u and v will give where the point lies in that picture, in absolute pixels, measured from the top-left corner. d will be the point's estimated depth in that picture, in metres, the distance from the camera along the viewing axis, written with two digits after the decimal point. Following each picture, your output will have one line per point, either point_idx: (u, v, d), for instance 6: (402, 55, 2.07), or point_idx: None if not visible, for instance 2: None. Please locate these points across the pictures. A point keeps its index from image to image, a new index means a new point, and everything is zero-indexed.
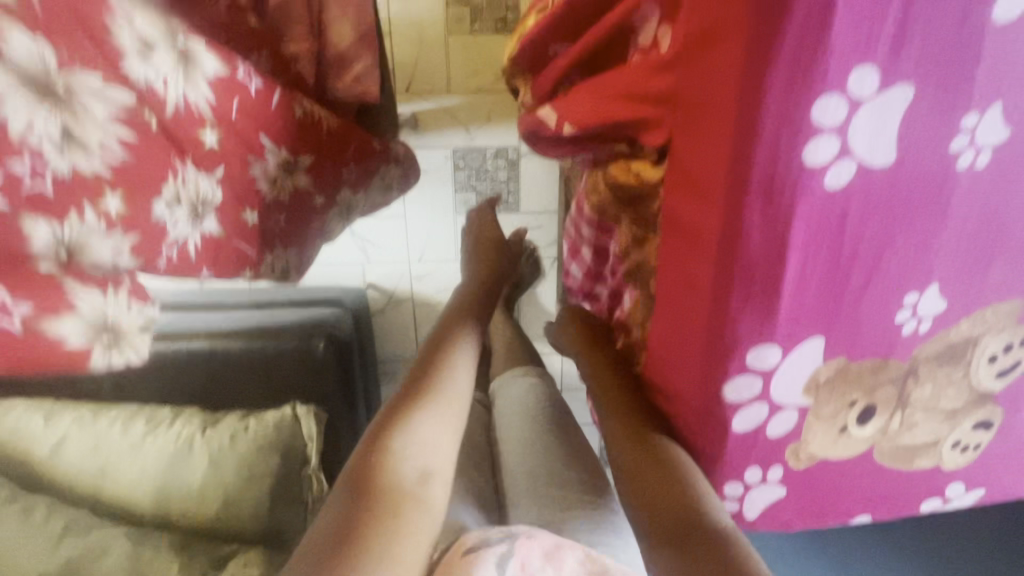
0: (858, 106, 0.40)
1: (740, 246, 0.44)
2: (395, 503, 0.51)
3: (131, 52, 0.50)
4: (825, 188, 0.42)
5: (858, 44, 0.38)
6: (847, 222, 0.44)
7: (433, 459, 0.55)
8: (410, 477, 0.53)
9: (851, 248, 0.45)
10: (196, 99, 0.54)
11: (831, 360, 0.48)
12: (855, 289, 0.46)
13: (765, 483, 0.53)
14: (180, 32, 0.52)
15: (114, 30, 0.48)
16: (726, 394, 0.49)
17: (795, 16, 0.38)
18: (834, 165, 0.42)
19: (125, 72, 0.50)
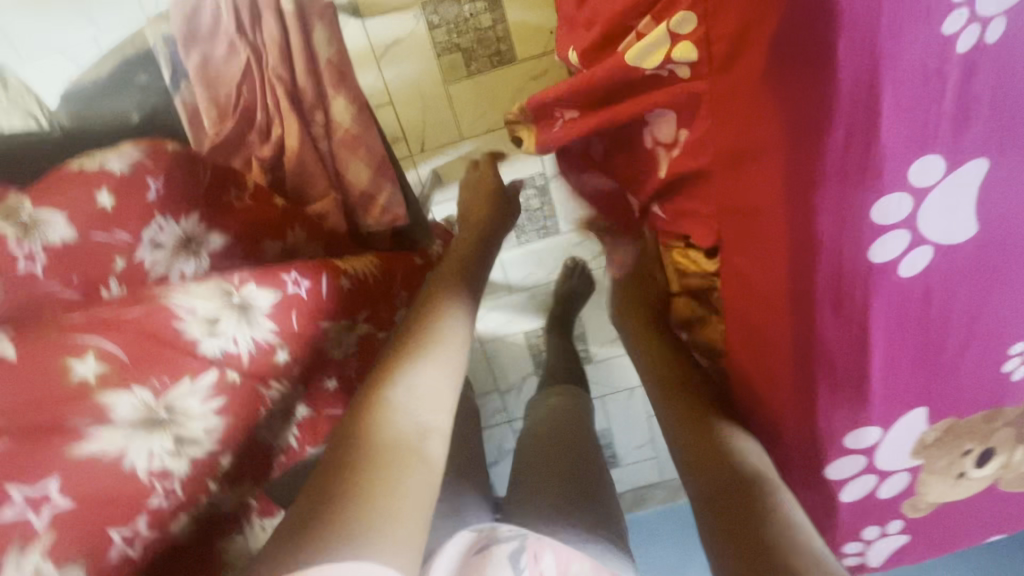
0: (924, 196, 0.37)
1: (816, 350, 0.42)
2: (385, 463, 0.37)
3: (200, 334, 0.42)
4: (899, 278, 0.40)
5: (913, 143, 0.35)
6: (932, 299, 0.41)
7: (435, 373, 0.43)
8: (409, 429, 0.39)
9: (941, 321, 0.42)
10: (264, 338, 0.46)
11: (936, 422, 0.47)
12: (954, 355, 0.44)
13: (886, 535, 0.53)
14: (233, 285, 0.45)
15: (181, 324, 0.41)
16: (831, 475, 0.48)
17: (836, 134, 0.34)
18: (906, 256, 0.39)
19: (201, 354, 0.42)
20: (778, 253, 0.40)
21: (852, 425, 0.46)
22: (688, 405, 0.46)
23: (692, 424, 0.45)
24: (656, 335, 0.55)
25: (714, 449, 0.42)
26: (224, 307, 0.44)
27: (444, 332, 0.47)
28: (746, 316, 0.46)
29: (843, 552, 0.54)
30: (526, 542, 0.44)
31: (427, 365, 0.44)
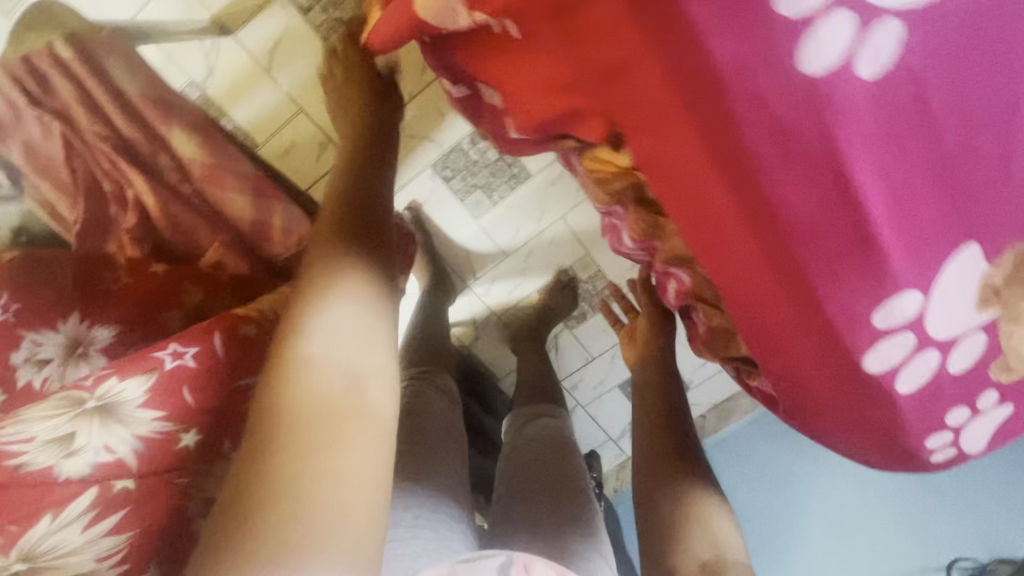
0: None
1: (783, 220, 0.30)
2: (306, 433, 0.32)
3: (54, 457, 0.39)
4: (865, 81, 0.27)
5: None
6: (933, 92, 0.28)
7: (349, 321, 0.37)
8: (333, 386, 0.34)
9: (962, 116, 0.28)
10: (141, 435, 0.41)
11: (1003, 256, 0.33)
12: (999, 157, 0.30)
13: (980, 415, 0.40)
14: (84, 394, 0.41)
15: (21, 457, 0.39)
16: (871, 367, 0.36)
17: None
18: (859, 48, 0.26)
19: (62, 477, 0.39)
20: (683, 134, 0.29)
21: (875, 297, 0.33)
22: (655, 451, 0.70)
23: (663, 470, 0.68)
24: (654, 422, 0.72)
25: (671, 502, 0.65)
26: (77, 417, 0.41)
27: (351, 272, 0.40)
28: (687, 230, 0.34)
29: (925, 449, 0.41)
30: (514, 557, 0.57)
31: (340, 313, 0.37)
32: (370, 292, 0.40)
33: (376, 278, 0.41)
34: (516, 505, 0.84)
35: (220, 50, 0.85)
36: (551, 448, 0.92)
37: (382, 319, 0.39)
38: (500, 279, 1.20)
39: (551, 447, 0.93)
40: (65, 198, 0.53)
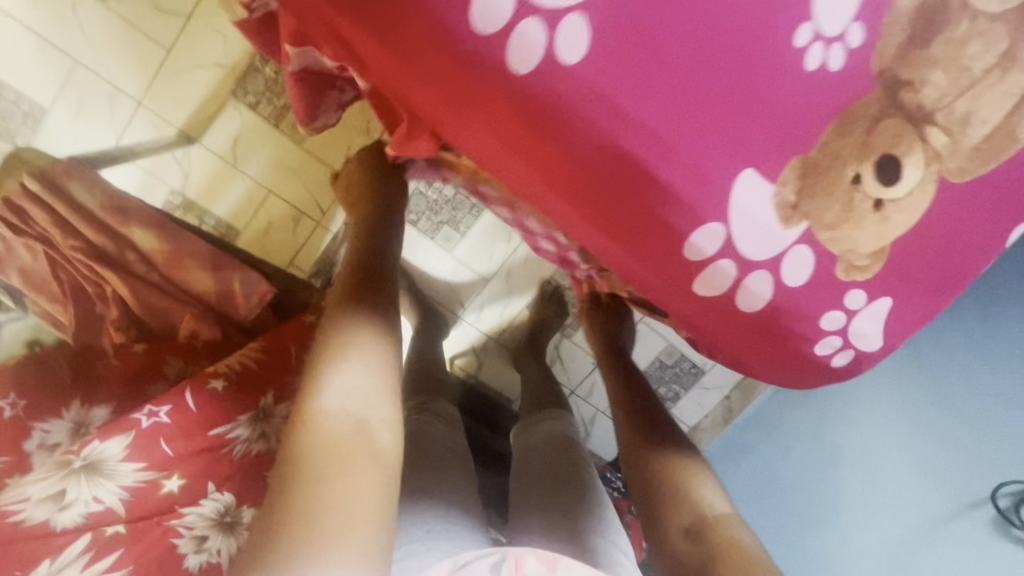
0: None
1: (574, 182, 0.35)
2: (323, 469, 0.38)
3: (50, 512, 0.47)
4: (572, 65, 0.32)
5: None
6: (639, 58, 0.33)
7: (360, 376, 0.43)
8: (346, 430, 0.40)
9: (675, 69, 0.34)
10: (125, 484, 0.50)
11: (782, 174, 0.37)
12: (731, 90, 0.35)
13: (857, 315, 0.42)
14: (72, 455, 0.49)
15: (21, 517, 0.46)
16: (710, 288, 0.40)
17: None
18: (556, 40, 0.32)
19: (60, 527, 0.47)
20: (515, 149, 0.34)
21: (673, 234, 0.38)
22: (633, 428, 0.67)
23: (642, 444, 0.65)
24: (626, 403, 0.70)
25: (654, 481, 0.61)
26: (66, 476, 0.48)
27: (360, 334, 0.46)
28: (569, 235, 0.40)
29: (817, 358, 0.44)
30: (505, 554, 0.55)
31: (349, 372, 0.43)
32: (378, 352, 0.45)
33: (383, 339, 0.46)
34: (524, 523, 0.80)
35: (190, 156, 1.00)
36: (553, 447, 0.90)
37: (386, 376, 0.45)
38: (488, 304, 1.25)
39: (553, 446, 0.90)
40: (55, 305, 0.62)
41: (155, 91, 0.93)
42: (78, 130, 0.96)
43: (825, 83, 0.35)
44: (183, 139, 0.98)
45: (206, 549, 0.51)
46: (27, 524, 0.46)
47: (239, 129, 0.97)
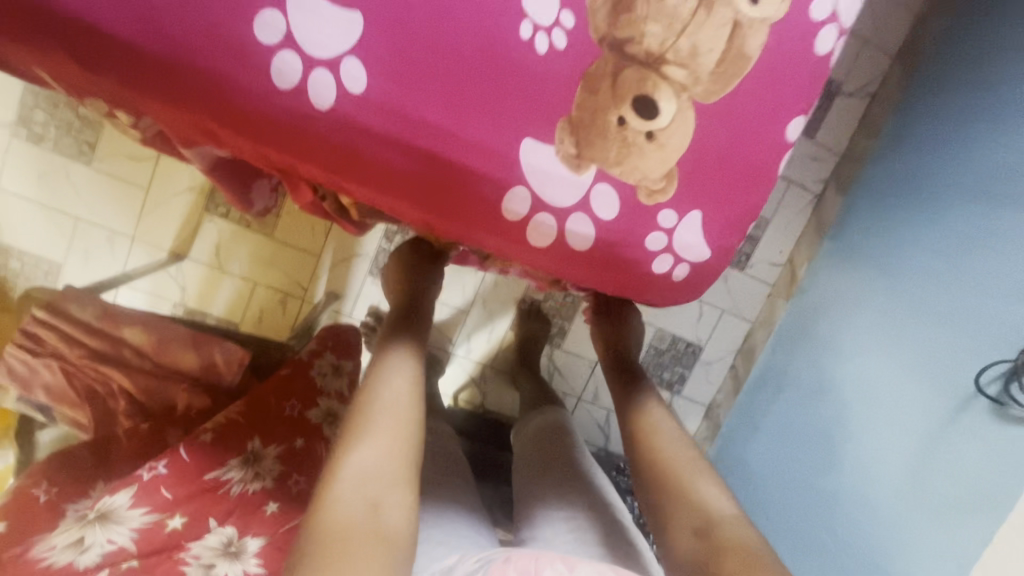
0: (288, 41, 0.40)
1: (402, 182, 0.45)
2: (339, 540, 0.46)
3: (73, 555, 0.55)
4: (359, 94, 0.42)
5: (229, 50, 0.40)
6: (409, 79, 0.42)
7: (375, 468, 0.51)
8: (361, 513, 0.48)
9: (441, 77, 0.43)
10: (135, 523, 0.59)
11: (557, 135, 0.46)
12: (491, 81, 0.44)
13: (677, 230, 0.50)
14: (87, 510, 0.59)
15: (49, 562, 0.54)
16: (541, 243, 0.48)
17: (187, 87, 0.41)
18: (339, 81, 0.42)
19: (83, 567, 0.55)
20: (356, 176, 0.44)
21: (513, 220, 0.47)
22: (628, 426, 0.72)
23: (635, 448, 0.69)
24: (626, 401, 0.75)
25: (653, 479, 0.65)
26: (84, 526, 0.57)
27: (374, 421, 0.54)
28: (443, 234, 0.50)
29: (659, 276, 0.51)
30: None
31: (363, 456, 0.52)
32: (393, 438, 0.54)
33: (398, 429, 0.55)
34: (537, 506, 0.80)
35: (184, 271, 1.19)
36: (549, 442, 0.90)
37: (398, 462, 0.53)
38: (474, 334, 1.33)
39: (549, 441, 0.90)
40: (75, 409, 0.74)
41: (145, 223, 1.15)
42: (89, 271, 1.17)
43: (560, 59, 0.44)
44: (175, 258, 1.18)
45: (215, 573, 0.59)
46: (55, 567, 0.54)
47: (219, 236, 1.18)
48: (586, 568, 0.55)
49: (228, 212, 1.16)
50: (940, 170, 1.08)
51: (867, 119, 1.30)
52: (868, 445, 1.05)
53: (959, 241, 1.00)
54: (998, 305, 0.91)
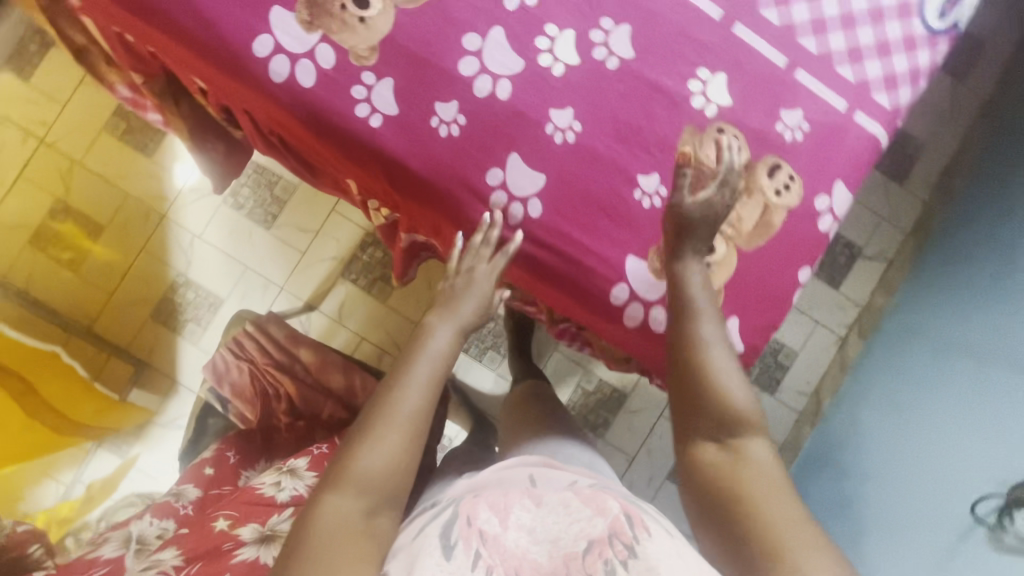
0: (503, 184, 0.71)
1: (552, 270, 0.73)
2: (337, 538, 0.55)
3: (274, 489, 0.74)
4: (536, 216, 0.72)
5: (471, 184, 0.71)
6: (566, 211, 0.72)
7: (378, 474, 0.60)
8: (359, 518, 0.57)
9: (584, 212, 0.72)
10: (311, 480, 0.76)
11: (648, 255, 0.73)
12: (614, 219, 0.73)
13: (722, 326, 0.75)
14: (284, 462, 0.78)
15: (260, 488, 0.74)
16: (630, 322, 0.74)
17: (442, 202, 0.72)
18: (526, 209, 0.72)
19: (279, 498, 0.72)
20: (525, 262, 0.74)
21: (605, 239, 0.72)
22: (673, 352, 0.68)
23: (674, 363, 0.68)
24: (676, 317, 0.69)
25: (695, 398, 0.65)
26: (283, 474, 0.76)
27: (385, 429, 0.62)
28: (562, 307, 0.77)
29: None
30: (455, 514, 0.60)
31: (369, 462, 0.60)
32: (397, 446, 0.62)
33: (404, 441, 0.62)
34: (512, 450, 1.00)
35: (311, 318, 1.48)
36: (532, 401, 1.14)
37: (394, 471, 0.61)
38: None
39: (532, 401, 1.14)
40: (251, 404, 0.99)
41: (293, 278, 1.48)
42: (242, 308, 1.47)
43: (655, 211, 0.73)
44: (308, 307, 1.48)
45: None
46: (263, 495, 0.73)
47: (345, 296, 1.48)
48: (551, 499, 0.62)
49: (358, 279, 1.49)
50: (954, 292, 1.33)
51: (885, 279, 1.55)
52: (935, 519, 1.10)
53: (971, 338, 1.20)
54: (993, 442, 1.06)
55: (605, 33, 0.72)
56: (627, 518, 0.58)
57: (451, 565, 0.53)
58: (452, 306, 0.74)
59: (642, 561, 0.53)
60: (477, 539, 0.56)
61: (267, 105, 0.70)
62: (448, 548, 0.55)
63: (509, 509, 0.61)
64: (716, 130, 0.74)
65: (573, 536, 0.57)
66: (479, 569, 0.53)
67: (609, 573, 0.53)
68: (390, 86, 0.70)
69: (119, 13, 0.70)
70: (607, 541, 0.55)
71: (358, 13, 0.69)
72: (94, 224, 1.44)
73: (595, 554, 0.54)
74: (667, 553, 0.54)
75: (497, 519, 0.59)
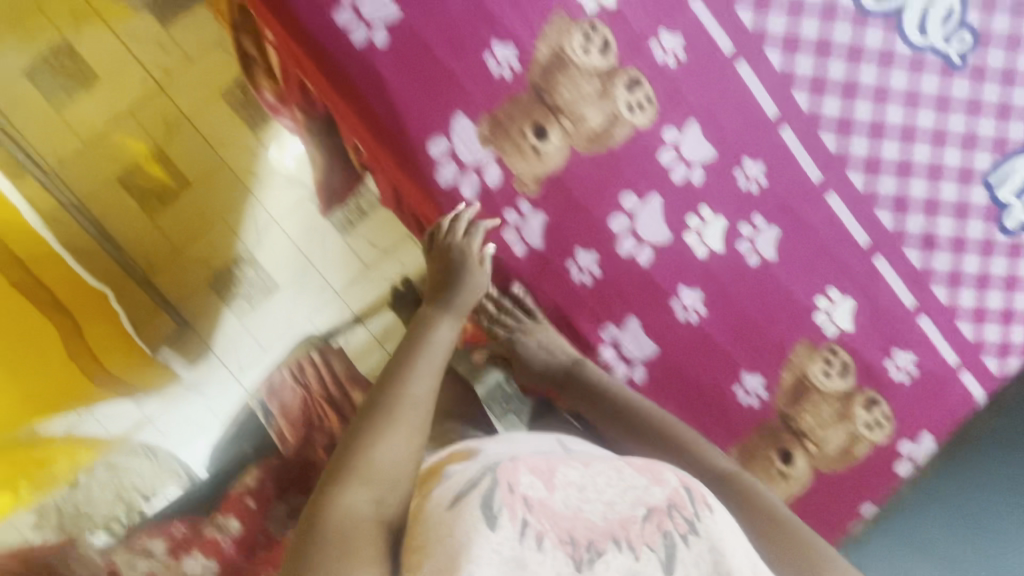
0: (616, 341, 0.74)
1: None
2: (348, 534, 0.48)
3: None
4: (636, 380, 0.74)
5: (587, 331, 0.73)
6: (665, 383, 0.74)
7: (393, 466, 0.53)
8: (368, 509, 0.50)
9: (682, 389, 0.74)
10: None
11: (731, 449, 0.74)
12: (707, 404, 0.74)
13: None
14: None
15: None
16: None
17: (554, 338, 0.75)
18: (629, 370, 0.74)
19: None
20: None
21: (646, 356, 0.74)
22: (605, 417, 0.72)
23: (614, 420, 0.71)
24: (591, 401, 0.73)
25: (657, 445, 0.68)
26: None
27: (389, 422, 0.57)
28: None
29: None
30: (495, 476, 0.49)
31: (382, 454, 0.54)
32: (408, 439, 0.56)
33: (414, 429, 0.57)
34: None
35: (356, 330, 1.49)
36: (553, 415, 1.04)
37: (412, 461, 0.55)
38: None
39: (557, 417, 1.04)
40: None
41: (350, 286, 1.49)
42: (296, 299, 1.47)
43: (750, 411, 0.74)
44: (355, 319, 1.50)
45: None
46: None
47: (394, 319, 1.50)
48: (598, 464, 0.55)
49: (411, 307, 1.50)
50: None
51: None
52: None
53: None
54: None
55: (754, 230, 0.75)
56: (687, 492, 0.53)
57: (499, 537, 0.44)
58: (449, 298, 0.70)
59: (705, 538, 0.49)
60: (522, 506, 0.47)
61: (422, 197, 0.73)
62: (492, 517, 0.45)
63: (552, 469, 0.52)
64: (827, 351, 0.75)
65: (631, 502, 0.50)
66: (529, 539, 0.45)
67: (671, 546, 0.48)
68: (541, 220, 0.73)
69: (315, 70, 0.72)
70: (666, 511, 0.50)
71: (534, 143, 0.72)
72: (182, 179, 1.47)
73: (655, 524, 0.49)
74: (728, 532, 0.51)
75: (542, 482, 0.50)
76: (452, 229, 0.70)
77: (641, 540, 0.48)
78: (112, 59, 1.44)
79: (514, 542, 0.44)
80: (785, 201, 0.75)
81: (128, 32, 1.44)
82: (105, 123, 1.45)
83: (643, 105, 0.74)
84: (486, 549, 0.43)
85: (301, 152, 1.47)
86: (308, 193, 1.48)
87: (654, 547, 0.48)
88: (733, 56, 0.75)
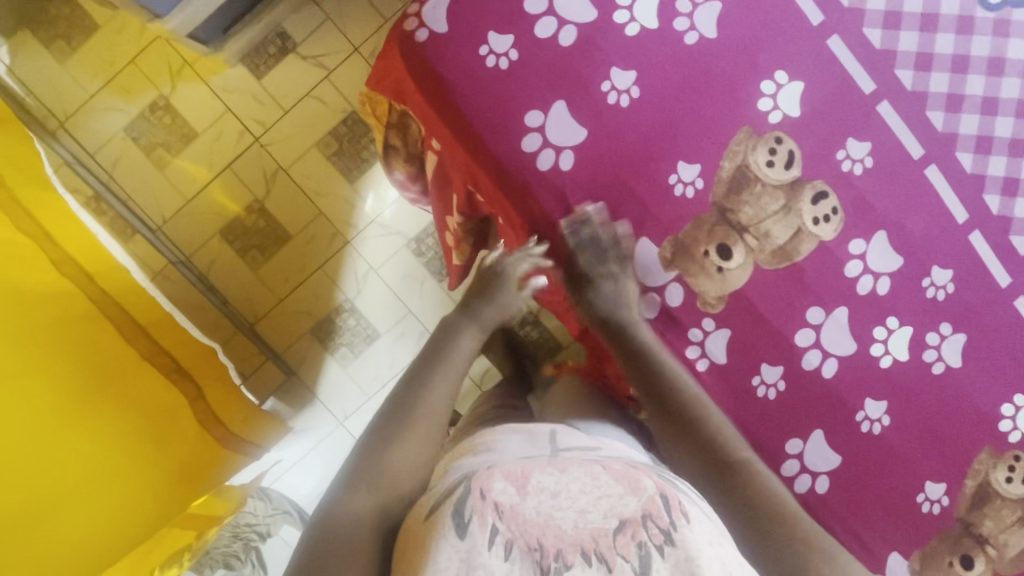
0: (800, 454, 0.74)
1: None
2: (350, 535, 0.52)
3: None
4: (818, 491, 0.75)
5: (769, 445, 0.74)
6: (846, 492, 0.75)
7: (402, 470, 0.58)
8: (370, 510, 0.54)
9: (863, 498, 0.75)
10: None
11: (911, 555, 0.76)
12: (886, 510, 0.75)
13: None
14: None
15: None
16: None
17: None
18: (813, 482, 0.75)
19: None
20: None
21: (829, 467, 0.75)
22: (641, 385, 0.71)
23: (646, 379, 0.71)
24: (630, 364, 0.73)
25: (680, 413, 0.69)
26: None
27: (405, 432, 0.61)
28: None
29: None
30: (468, 484, 0.51)
31: (394, 457, 0.58)
32: (415, 443, 0.60)
33: (427, 438, 0.61)
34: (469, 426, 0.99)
35: None
36: None
37: (421, 468, 0.59)
38: None
39: None
40: None
41: None
42: (395, 346, 1.51)
43: (929, 516, 0.76)
44: None
45: None
46: None
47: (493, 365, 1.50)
48: (575, 468, 0.54)
49: None
50: None
51: None
52: None
53: None
54: None
55: (939, 339, 0.74)
56: (664, 499, 0.52)
57: (467, 545, 0.47)
58: (478, 310, 0.75)
59: (680, 550, 0.49)
60: (493, 514, 0.49)
61: (602, 317, 0.74)
62: (462, 527, 0.48)
63: (528, 475, 0.52)
64: (1011, 458, 0.75)
65: (604, 513, 0.50)
66: (497, 548, 0.47)
67: (642, 557, 0.48)
68: (725, 337, 0.73)
69: (496, 191, 0.71)
70: (641, 522, 0.50)
71: (719, 261, 0.71)
72: (281, 232, 1.49)
73: (628, 535, 0.49)
74: (705, 541, 0.50)
75: (514, 487, 0.51)
76: (510, 263, 0.74)
77: (613, 551, 0.48)
78: (208, 114, 1.45)
79: (480, 550, 0.47)
80: (972, 308, 0.74)
81: (222, 85, 1.44)
82: (206, 180, 1.46)
83: (828, 217, 0.72)
84: (451, 556, 0.46)
85: (399, 203, 1.48)
86: (405, 242, 1.49)
87: (628, 559, 0.48)
88: (922, 160, 0.72)
